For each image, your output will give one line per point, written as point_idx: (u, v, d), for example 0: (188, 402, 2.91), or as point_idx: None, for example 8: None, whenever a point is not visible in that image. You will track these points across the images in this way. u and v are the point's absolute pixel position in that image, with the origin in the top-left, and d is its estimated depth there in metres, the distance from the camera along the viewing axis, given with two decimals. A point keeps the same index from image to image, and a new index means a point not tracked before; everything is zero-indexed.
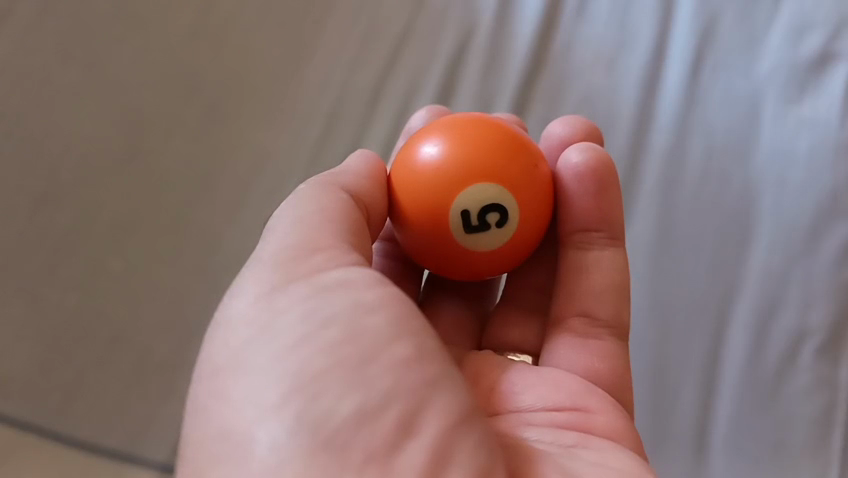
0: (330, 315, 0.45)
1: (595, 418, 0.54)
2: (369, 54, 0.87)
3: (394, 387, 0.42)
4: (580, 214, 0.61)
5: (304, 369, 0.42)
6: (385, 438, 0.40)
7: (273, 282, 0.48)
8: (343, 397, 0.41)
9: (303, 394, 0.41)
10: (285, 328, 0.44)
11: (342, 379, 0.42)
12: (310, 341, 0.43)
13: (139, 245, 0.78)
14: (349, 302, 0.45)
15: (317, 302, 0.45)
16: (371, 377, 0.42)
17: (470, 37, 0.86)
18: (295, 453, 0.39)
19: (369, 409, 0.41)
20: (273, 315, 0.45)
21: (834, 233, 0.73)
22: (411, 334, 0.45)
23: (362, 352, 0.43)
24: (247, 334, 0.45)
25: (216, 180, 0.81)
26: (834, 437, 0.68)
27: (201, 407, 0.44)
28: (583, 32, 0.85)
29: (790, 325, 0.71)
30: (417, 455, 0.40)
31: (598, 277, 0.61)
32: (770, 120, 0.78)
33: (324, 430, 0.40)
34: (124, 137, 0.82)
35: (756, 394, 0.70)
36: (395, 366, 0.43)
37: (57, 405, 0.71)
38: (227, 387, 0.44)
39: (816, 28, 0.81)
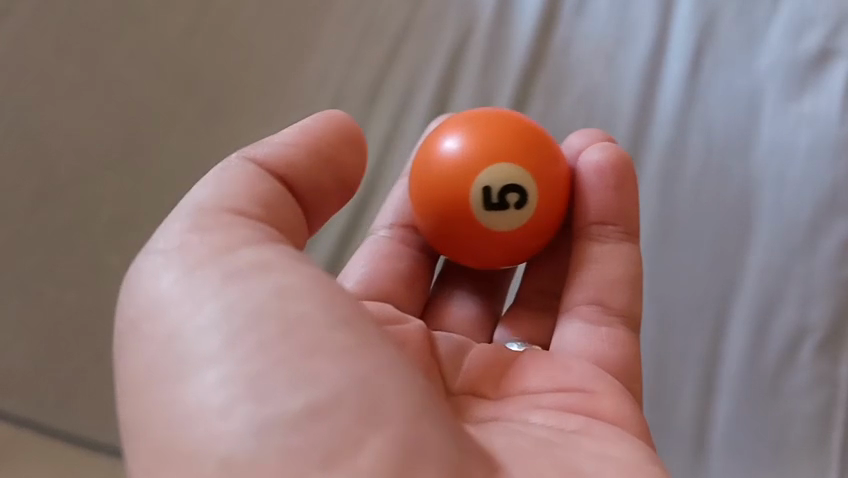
0: (251, 302, 0.43)
1: (604, 401, 0.53)
2: (369, 51, 0.86)
3: (353, 377, 0.41)
4: (597, 207, 0.62)
5: (248, 361, 0.41)
6: (342, 436, 0.39)
7: (189, 264, 0.45)
8: (297, 389, 0.40)
9: (247, 393, 0.40)
10: (214, 317, 0.42)
11: (285, 377, 0.40)
12: (244, 335, 0.41)
13: (137, 242, 0.78)
14: (267, 289, 0.43)
15: (239, 289, 0.43)
16: (319, 373, 0.40)
17: (469, 34, 0.86)
18: (248, 452, 0.38)
19: (322, 406, 0.39)
20: (193, 306, 0.43)
21: (834, 230, 0.73)
22: (349, 323, 0.43)
23: (301, 345, 0.41)
24: (166, 330, 0.43)
25: (214, 176, 0.81)
26: (834, 434, 0.68)
27: (137, 406, 0.42)
28: (583, 29, 0.85)
29: (790, 322, 0.71)
30: (388, 444, 0.39)
31: (612, 266, 0.61)
32: (770, 117, 0.78)
33: (277, 430, 0.38)
34: (123, 134, 0.82)
35: (756, 392, 0.70)
36: (338, 354, 0.41)
37: (57, 402, 0.71)
38: (163, 387, 0.42)
39: (816, 25, 0.81)
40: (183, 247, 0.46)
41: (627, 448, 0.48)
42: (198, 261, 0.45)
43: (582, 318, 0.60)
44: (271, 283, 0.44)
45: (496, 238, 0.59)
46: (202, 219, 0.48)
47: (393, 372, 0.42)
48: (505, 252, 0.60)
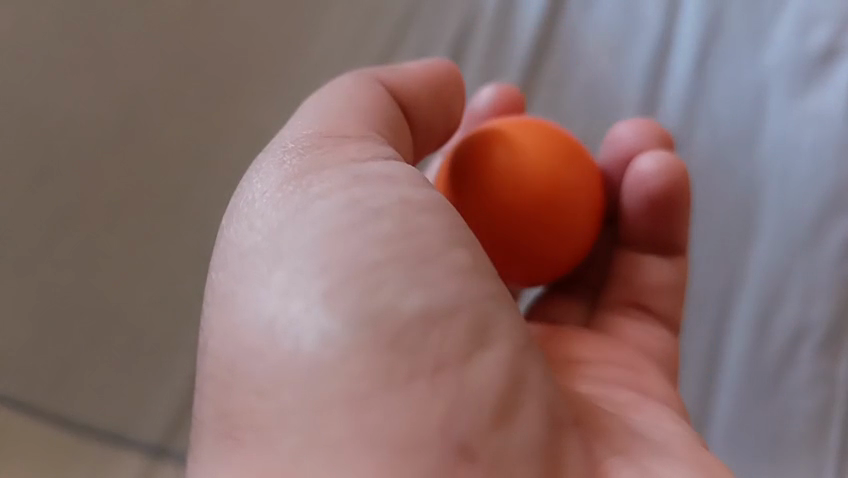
0: (372, 200, 0.46)
1: (649, 380, 0.58)
2: (369, 34, 0.83)
3: (460, 292, 0.44)
4: (640, 225, 0.64)
5: (370, 260, 0.44)
6: (459, 346, 0.43)
7: (302, 169, 0.49)
8: (406, 291, 0.43)
9: (359, 282, 0.43)
10: (334, 223, 0.45)
11: (403, 274, 0.44)
12: (361, 230, 0.45)
13: (131, 226, 0.76)
14: (396, 194, 0.47)
15: (360, 191, 0.47)
16: (429, 276, 0.44)
17: (472, 21, 0.83)
18: (349, 342, 0.42)
19: (437, 312, 0.43)
20: (309, 200, 0.47)
21: (836, 229, 0.72)
22: (453, 238, 0.46)
23: (419, 251, 0.45)
24: (277, 219, 0.47)
25: (212, 162, 0.78)
26: (832, 432, 0.68)
27: (232, 294, 0.46)
28: (592, 17, 0.82)
29: (791, 319, 0.71)
30: (494, 366, 0.43)
31: (661, 274, 0.65)
32: (776, 113, 0.76)
33: (389, 323, 0.43)
34: (116, 117, 0.78)
35: (757, 388, 0.70)
36: (440, 259, 0.45)
37: (50, 387, 0.72)
38: (257, 268, 0.46)
39: (822, 21, 0.78)
40: (306, 158, 0.50)
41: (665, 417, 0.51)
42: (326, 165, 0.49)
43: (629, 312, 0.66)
44: (401, 190, 0.47)
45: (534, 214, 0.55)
46: (313, 134, 0.52)
47: (485, 306, 0.45)
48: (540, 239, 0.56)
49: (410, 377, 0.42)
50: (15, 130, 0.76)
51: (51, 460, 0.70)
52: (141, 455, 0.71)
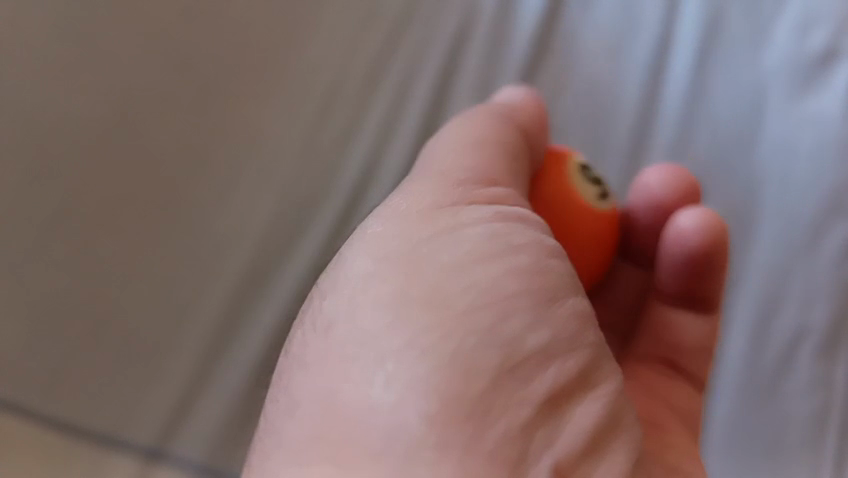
0: (489, 247, 0.48)
1: (676, 438, 0.61)
2: (366, 33, 0.82)
3: (570, 333, 0.47)
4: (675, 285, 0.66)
5: (454, 311, 0.44)
6: (553, 383, 0.45)
7: (432, 202, 0.51)
8: (468, 336, 0.44)
9: (465, 316, 0.44)
10: (447, 266, 0.47)
11: (518, 307, 0.46)
12: (482, 269, 0.47)
13: (125, 226, 0.75)
14: (468, 250, 0.48)
15: (435, 249, 0.48)
16: (553, 316, 0.47)
17: (471, 21, 0.83)
18: (441, 366, 0.43)
19: (550, 348, 0.46)
20: (435, 240, 0.48)
21: (835, 231, 0.72)
22: (518, 287, 0.47)
23: (542, 297, 0.47)
24: (393, 251, 0.48)
25: (209, 162, 0.77)
26: (829, 437, 0.67)
27: (337, 311, 0.47)
28: (591, 18, 0.82)
29: (790, 322, 0.70)
30: (584, 416, 0.45)
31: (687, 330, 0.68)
32: (775, 115, 0.76)
33: (507, 350, 0.44)
34: (108, 114, 0.76)
35: (755, 392, 0.69)
36: (500, 306, 0.45)
37: (41, 389, 0.71)
38: (368, 294, 0.46)
39: (820, 24, 0.78)
40: (396, 220, 0.50)
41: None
42: (400, 218, 0.50)
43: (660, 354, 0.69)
44: (472, 244, 0.48)
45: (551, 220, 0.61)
46: (460, 172, 0.54)
47: (557, 349, 0.46)
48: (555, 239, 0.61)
49: (483, 419, 0.42)
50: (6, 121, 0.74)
51: (42, 463, 0.69)
52: (132, 459, 0.70)
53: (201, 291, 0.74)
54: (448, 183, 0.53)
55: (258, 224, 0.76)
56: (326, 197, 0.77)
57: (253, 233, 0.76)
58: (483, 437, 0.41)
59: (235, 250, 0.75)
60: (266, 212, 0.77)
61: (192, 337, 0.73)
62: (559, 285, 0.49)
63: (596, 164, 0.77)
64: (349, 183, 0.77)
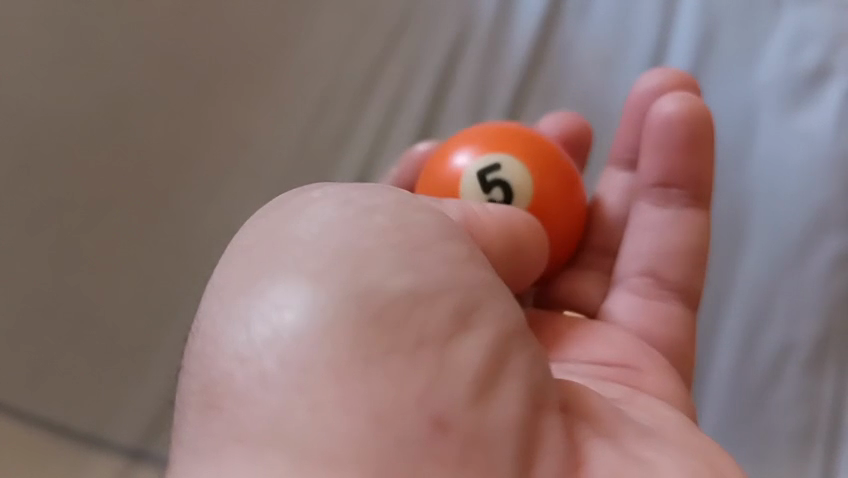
0: (347, 212, 0.42)
1: (643, 378, 0.54)
2: (363, 41, 0.83)
3: (450, 278, 0.40)
4: (661, 166, 0.63)
5: (307, 271, 0.39)
6: (442, 326, 0.38)
7: (293, 196, 0.45)
8: (310, 296, 0.38)
9: (322, 278, 0.38)
10: (308, 236, 0.41)
11: (393, 259, 0.40)
12: (348, 225, 0.41)
13: (117, 225, 0.75)
14: (328, 219, 0.42)
15: (295, 226, 0.41)
16: (429, 264, 0.40)
17: (467, 29, 0.83)
18: (315, 332, 0.37)
19: (423, 293, 0.38)
20: (299, 208, 0.43)
21: (823, 246, 0.72)
22: (374, 242, 0.40)
23: (414, 242, 0.41)
24: (250, 239, 0.42)
25: (201, 162, 0.78)
26: (815, 449, 0.67)
27: (206, 307, 0.41)
28: (585, 29, 0.83)
29: (777, 338, 0.70)
30: (461, 351, 0.38)
31: (676, 234, 0.63)
32: (766, 130, 0.77)
33: (375, 303, 0.38)
34: (102, 112, 0.77)
35: (741, 404, 0.69)
36: (352, 259, 0.39)
37: (28, 385, 0.70)
38: (229, 278, 0.41)
39: (812, 42, 0.79)
40: (262, 218, 0.44)
41: (679, 430, 0.44)
42: (258, 220, 0.44)
43: (652, 193, 0.64)
44: (326, 212, 0.42)
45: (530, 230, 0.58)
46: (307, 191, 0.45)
47: (427, 290, 0.39)
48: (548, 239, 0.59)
49: (338, 380, 0.36)
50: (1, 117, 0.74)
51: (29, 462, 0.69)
52: (120, 459, 0.70)
53: (191, 291, 0.74)
54: (288, 212, 0.43)
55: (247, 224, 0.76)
56: None
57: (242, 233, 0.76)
58: (343, 398, 0.36)
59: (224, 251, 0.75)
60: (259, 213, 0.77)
61: (178, 338, 0.72)
62: (436, 236, 0.42)
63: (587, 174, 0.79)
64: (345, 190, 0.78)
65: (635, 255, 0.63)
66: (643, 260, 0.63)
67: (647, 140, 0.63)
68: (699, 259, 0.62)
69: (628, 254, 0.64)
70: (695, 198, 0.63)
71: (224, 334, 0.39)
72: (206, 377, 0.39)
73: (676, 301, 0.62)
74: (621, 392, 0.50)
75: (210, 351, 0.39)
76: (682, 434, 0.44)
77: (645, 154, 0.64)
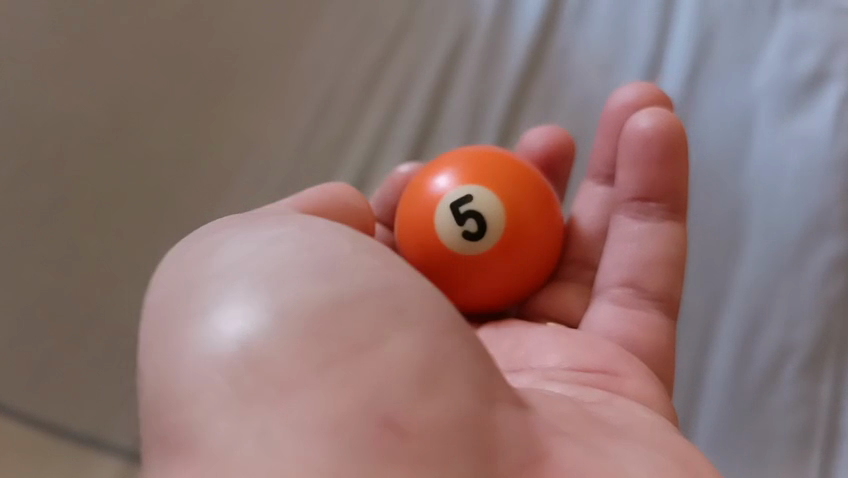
0: (265, 236, 0.41)
1: (623, 382, 0.53)
2: (363, 46, 0.84)
3: (371, 286, 0.39)
4: (639, 178, 0.65)
5: (238, 292, 0.38)
6: (371, 333, 0.37)
7: (224, 225, 0.45)
8: (227, 311, 0.37)
9: (247, 295, 0.38)
10: (231, 262, 0.40)
11: (308, 273, 0.38)
12: (270, 248, 0.40)
13: (117, 225, 0.75)
14: (254, 245, 0.41)
15: (218, 255, 0.41)
16: (346, 274, 0.39)
17: (466, 34, 0.84)
18: (242, 352, 0.36)
19: (345, 301, 0.37)
20: (222, 240, 0.42)
21: (821, 250, 0.72)
22: (296, 259, 0.39)
23: (330, 258, 0.39)
24: (177, 273, 0.42)
25: (201, 164, 0.78)
26: (814, 452, 0.66)
27: (145, 342, 0.40)
28: (584, 34, 0.84)
29: (774, 342, 0.70)
30: (396, 353, 0.36)
31: (654, 245, 0.65)
32: (763, 135, 0.77)
33: (296, 317, 0.37)
34: (106, 114, 0.78)
35: (738, 407, 0.69)
36: (275, 275, 0.38)
37: (25, 385, 0.69)
38: (165, 312, 0.40)
39: (809, 48, 0.79)
40: (191, 249, 0.43)
41: (654, 433, 0.44)
42: (187, 249, 0.44)
43: (632, 206, 0.66)
44: (250, 236, 0.42)
45: (506, 254, 0.61)
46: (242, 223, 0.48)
47: (359, 302, 0.38)
48: (526, 259, 0.62)
49: (274, 388, 0.35)
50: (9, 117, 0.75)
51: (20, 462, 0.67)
52: (116, 460, 0.68)
53: None
54: (212, 241, 0.43)
55: None
56: None
57: None
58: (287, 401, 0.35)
59: None
60: None
61: None
62: (349, 249, 0.40)
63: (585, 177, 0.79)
64: None
65: (616, 266, 0.65)
66: (623, 270, 0.65)
67: (626, 153, 0.66)
68: (678, 267, 0.64)
69: (608, 265, 0.66)
70: (673, 210, 0.65)
71: (163, 355, 0.38)
72: (151, 400, 0.38)
73: (656, 309, 0.63)
74: (598, 396, 0.50)
75: (153, 375, 0.38)
76: (661, 437, 0.44)
77: (624, 169, 0.66)
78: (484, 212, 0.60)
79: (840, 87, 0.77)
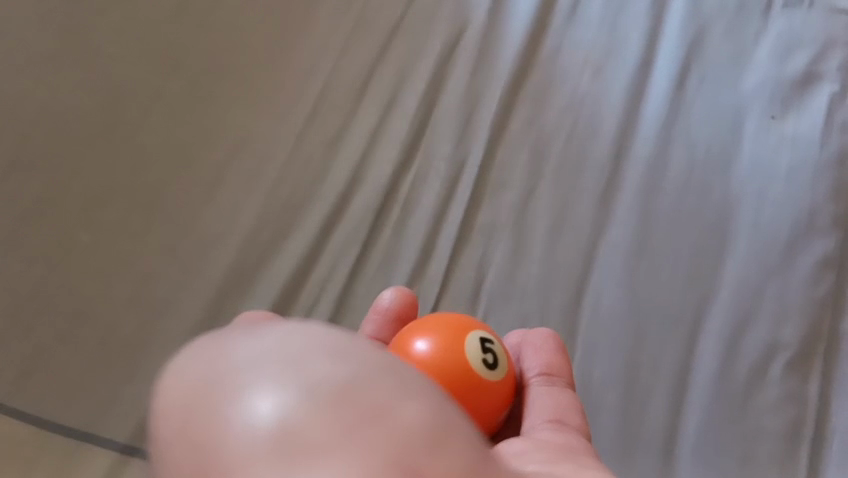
0: (295, 326, 0.30)
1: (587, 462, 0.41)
2: (359, 46, 0.86)
3: (420, 386, 0.29)
4: (537, 357, 0.57)
5: (284, 370, 0.27)
6: (431, 422, 0.27)
7: (225, 326, 0.32)
8: (248, 394, 0.26)
9: (301, 380, 0.27)
10: (263, 342, 0.29)
11: (366, 362, 0.29)
12: (310, 332, 0.29)
13: (111, 219, 0.74)
14: (282, 331, 0.29)
15: (247, 338, 0.29)
16: (400, 372, 0.29)
17: (459, 36, 0.86)
18: (313, 425, 0.26)
19: (407, 391, 0.28)
20: (247, 329, 0.30)
21: (811, 249, 0.72)
22: (343, 347, 0.29)
23: (379, 361, 0.29)
24: (197, 365, 0.29)
25: (196, 159, 0.78)
26: (802, 450, 0.64)
27: (168, 445, 0.27)
28: (575, 36, 0.86)
29: (762, 339, 0.69)
30: (417, 416, 0.27)
31: (561, 399, 0.53)
32: (753, 135, 0.78)
33: (362, 400, 0.27)
34: (103, 109, 0.78)
35: (726, 403, 0.66)
36: (323, 355, 0.28)
37: (14, 378, 0.67)
38: (196, 407, 0.27)
39: (800, 50, 0.82)
40: (192, 349, 0.31)
41: None
42: (189, 353, 0.31)
43: (537, 382, 0.55)
44: (280, 323, 0.30)
45: (489, 395, 0.52)
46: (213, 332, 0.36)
47: (405, 391, 0.28)
48: (489, 410, 0.52)
49: (312, 455, 0.25)
50: (6, 106, 0.75)
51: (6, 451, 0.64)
52: (109, 455, 0.65)
53: (183, 284, 0.72)
54: (225, 333, 0.31)
55: (244, 221, 0.76)
56: (311, 202, 0.77)
57: (235, 229, 0.75)
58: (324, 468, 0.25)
59: (218, 248, 0.74)
60: (253, 213, 0.76)
61: (168, 333, 0.70)
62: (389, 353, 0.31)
63: (578, 175, 0.78)
64: (330, 188, 0.77)
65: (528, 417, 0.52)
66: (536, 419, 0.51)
67: (523, 348, 0.59)
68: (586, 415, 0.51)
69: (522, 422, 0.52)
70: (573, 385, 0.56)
71: (183, 445, 0.27)
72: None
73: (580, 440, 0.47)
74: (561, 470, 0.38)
75: (173, 469, 0.27)
76: None
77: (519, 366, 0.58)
78: (497, 353, 0.55)
79: (831, 88, 0.79)
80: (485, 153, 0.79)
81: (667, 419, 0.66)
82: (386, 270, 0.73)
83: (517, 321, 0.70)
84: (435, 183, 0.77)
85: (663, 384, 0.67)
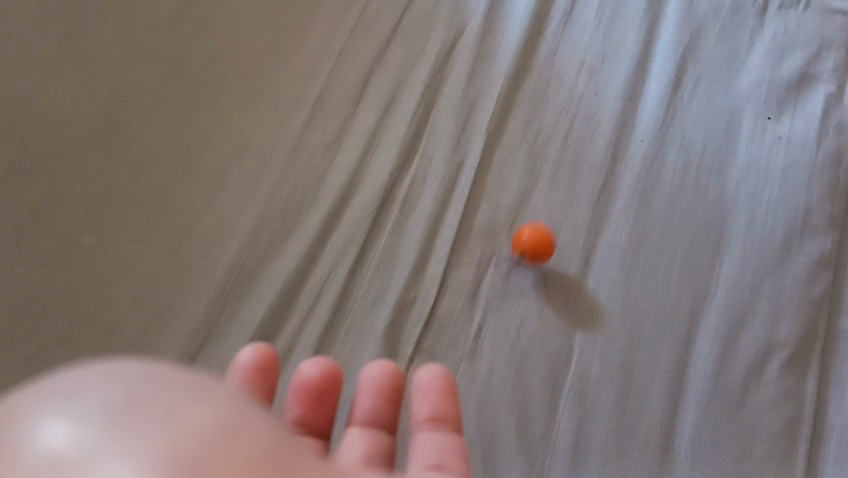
0: (125, 372, 0.36)
1: None
2: (358, 49, 0.87)
3: (210, 416, 0.36)
4: (424, 404, 0.57)
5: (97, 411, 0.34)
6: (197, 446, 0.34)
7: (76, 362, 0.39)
8: (42, 426, 0.33)
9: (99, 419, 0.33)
10: (94, 386, 0.35)
11: (162, 402, 0.35)
12: (130, 379, 0.36)
13: (113, 221, 0.75)
14: (112, 376, 0.36)
15: (80, 377, 0.36)
16: (197, 409, 0.36)
17: (457, 39, 0.87)
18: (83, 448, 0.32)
19: (196, 426, 0.35)
20: (83, 369, 0.37)
21: (806, 249, 0.73)
22: (159, 391, 0.36)
23: (179, 401, 0.36)
24: (31, 395, 0.35)
25: (197, 161, 0.79)
26: (799, 448, 0.64)
27: None
28: (572, 38, 0.86)
29: (759, 338, 0.69)
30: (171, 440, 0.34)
31: (447, 445, 0.55)
32: (747, 135, 0.79)
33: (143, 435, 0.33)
34: (104, 113, 0.79)
35: (723, 402, 0.67)
36: (130, 401, 0.34)
37: (15, 379, 0.66)
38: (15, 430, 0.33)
39: (795, 52, 0.82)
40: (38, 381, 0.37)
41: None
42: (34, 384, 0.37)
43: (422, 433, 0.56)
44: (107, 365, 0.37)
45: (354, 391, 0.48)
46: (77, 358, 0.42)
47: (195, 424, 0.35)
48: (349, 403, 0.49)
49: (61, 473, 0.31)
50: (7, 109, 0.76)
51: None
52: None
53: (184, 285, 0.73)
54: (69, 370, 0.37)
55: (243, 222, 0.76)
56: (310, 203, 0.77)
57: (235, 231, 0.76)
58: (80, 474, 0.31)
59: (218, 250, 0.75)
60: (253, 214, 0.77)
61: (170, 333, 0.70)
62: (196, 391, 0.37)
63: (574, 175, 0.79)
64: (327, 189, 0.78)
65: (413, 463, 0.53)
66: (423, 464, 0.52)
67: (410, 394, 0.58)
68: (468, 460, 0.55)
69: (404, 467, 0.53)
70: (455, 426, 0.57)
71: None
72: None
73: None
74: None
75: None
76: None
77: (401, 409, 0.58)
78: None
79: (825, 89, 0.80)
80: (482, 154, 0.80)
81: (664, 418, 0.66)
82: (383, 271, 0.73)
83: (515, 320, 0.71)
84: (432, 185, 0.78)
85: (660, 383, 0.68)
